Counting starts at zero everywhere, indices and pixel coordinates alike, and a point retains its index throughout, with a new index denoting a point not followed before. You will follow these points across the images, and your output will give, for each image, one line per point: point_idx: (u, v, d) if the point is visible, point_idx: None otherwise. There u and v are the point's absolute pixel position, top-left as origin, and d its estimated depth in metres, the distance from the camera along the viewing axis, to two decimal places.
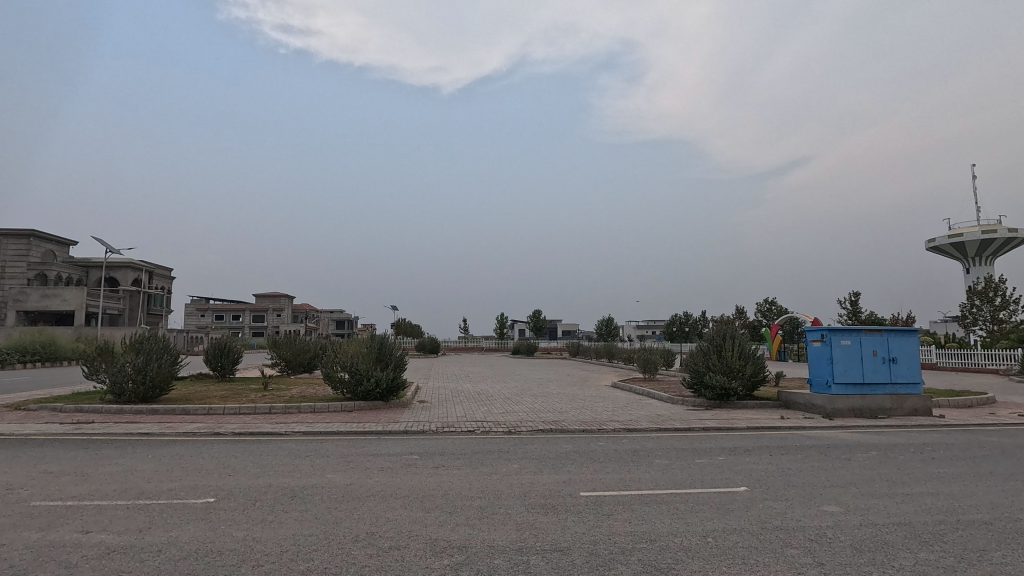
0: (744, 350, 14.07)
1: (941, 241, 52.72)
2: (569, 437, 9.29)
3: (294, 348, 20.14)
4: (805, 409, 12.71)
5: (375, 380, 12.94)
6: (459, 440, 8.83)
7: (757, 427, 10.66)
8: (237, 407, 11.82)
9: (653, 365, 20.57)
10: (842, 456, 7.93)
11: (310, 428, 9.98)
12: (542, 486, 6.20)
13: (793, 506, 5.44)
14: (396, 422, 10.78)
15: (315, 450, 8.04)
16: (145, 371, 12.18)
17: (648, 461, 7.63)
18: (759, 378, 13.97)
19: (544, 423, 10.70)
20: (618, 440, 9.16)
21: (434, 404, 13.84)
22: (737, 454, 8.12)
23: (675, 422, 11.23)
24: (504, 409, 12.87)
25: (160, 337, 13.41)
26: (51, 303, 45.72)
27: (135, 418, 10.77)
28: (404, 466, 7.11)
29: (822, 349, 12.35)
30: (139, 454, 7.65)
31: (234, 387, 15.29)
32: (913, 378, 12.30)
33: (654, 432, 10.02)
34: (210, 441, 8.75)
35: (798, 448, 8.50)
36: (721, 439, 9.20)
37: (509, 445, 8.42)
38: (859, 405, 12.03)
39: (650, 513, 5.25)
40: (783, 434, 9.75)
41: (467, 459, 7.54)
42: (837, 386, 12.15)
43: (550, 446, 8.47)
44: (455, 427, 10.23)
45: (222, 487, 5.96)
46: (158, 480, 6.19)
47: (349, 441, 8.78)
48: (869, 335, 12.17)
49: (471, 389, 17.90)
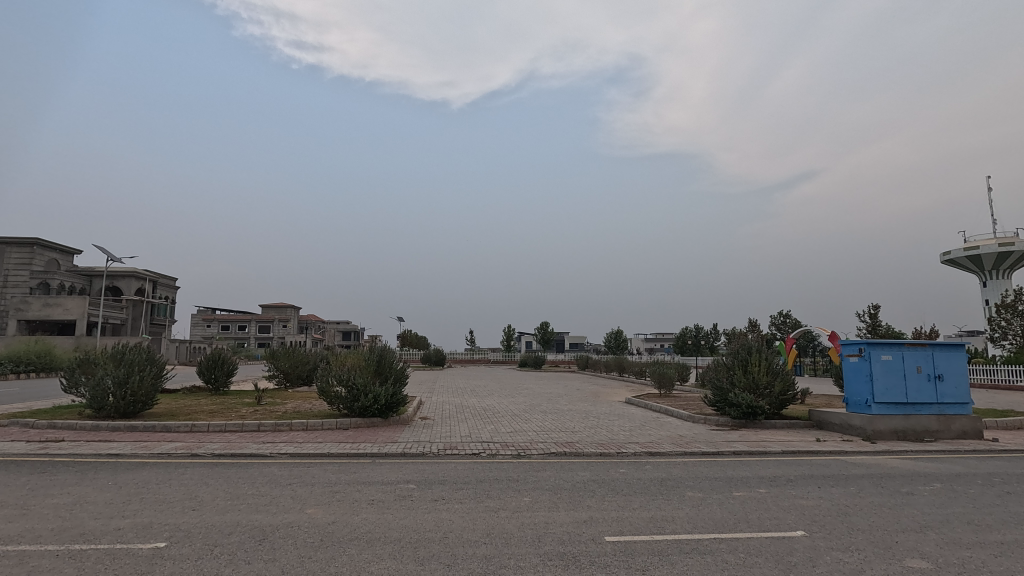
0: (771, 365, 12.97)
1: (957, 254, 51.41)
2: (586, 462, 8.28)
3: (291, 360, 19.27)
4: (841, 431, 11.61)
5: (373, 396, 11.97)
6: (463, 466, 7.84)
7: (793, 451, 9.62)
8: (223, 423, 10.92)
9: (668, 380, 19.49)
10: (904, 489, 6.87)
11: (299, 449, 9.05)
12: (559, 528, 5.21)
13: (872, 562, 4.42)
14: (394, 443, 9.81)
15: (300, 478, 7.09)
16: (127, 385, 11.30)
17: (679, 492, 6.64)
18: (788, 397, 12.89)
19: (556, 444, 9.71)
20: (639, 466, 8.16)
21: (437, 422, 12.89)
22: (780, 485, 7.09)
23: (700, 444, 10.19)
24: (512, 428, 11.89)
25: (144, 348, 12.57)
26: (54, 313, 45.35)
27: (110, 436, 9.88)
28: (397, 498, 6.14)
29: (860, 364, 11.32)
30: (101, 480, 6.75)
31: (226, 401, 14.39)
32: (960, 397, 11.23)
33: (680, 457, 9.03)
34: (184, 465, 7.83)
35: (847, 479, 7.47)
36: (757, 466, 8.17)
37: (518, 473, 7.43)
38: (902, 427, 10.94)
39: (693, 568, 4.26)
40: (826, 461, 8.69)
41: (471, 490, 6.58)
42: (877, 406, 11.07)
43: (565, 474, 7.47)
44: (459, 448, 9.27)
45: (180, 527, 5.02)
46: (107, 517, 5.26)
47: (339, 466, 7.82)
48: (911, 349, 11.18)
49: (476, 404, 16.92)
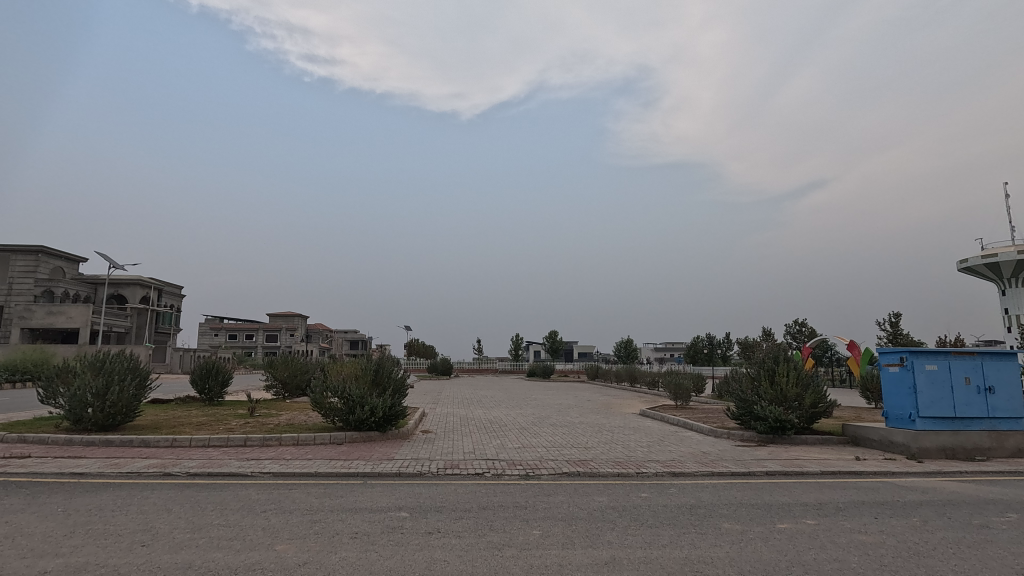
0: (801, 376, 11.99)
1: (975, 261, 50.05)
2: (603, 485, 7.36)
3: (290, 369, 18.52)
4: (882, 448, 10.60)
5: (370, 408, 11.07)
6: (464, 490, 6.94)
7: (833, 471, 8.63)
8: (207, 437, 10.09)
9: (685, 391, 18.45)
10: (976, 521, 5.88)
11: (285, 468, 8.19)
12: (576, 573, 4.30)
13: None
14: (389, 460, 8.92)
15: (278, 504, 6.23)
16: (106, 396, 10.53)
17: (713, 524, 5.70)
18: (820, 410, 11.86)
19: (569, 463, 8.77)
20: (663, 490, 7.22)
21: (439, 436, 12.00)
22: (829, 515, 6.12)
23: (728, 464, 9.22)
24: (520, 443, 10.97)
25: (129, 356, 11.81)
26: (57, 321, 45.08)
27: (82, 451, 9.06)
28: (385, 531, 5.26)
29: (901, 374, 10.35)
30: (48, 506, 5.89)
31: (217, 412, 13.62)
32: (1014, 412, 10.18)
33: (707, 478, 8.10)
34: (152, 486, 6.98)
35: (905, 507, 6.50)
36: (797, 491, 7.20)
37: (526, 498, 6.53)
38: (951, 445, 9.90)
39: None
40: (874, 484, 7.69)
41: (472, 519, 5.69)
42: (923, 421, 10.05)
43: (579, 499, 6.55)
44: (460, 467, 8.37)
45: (119, 571, 4.16)
46: (37, 557, 4.41)
47: (325, 489, 6.95)
48: (958, 359, 10.22)
49: (482, 416, 16.01)
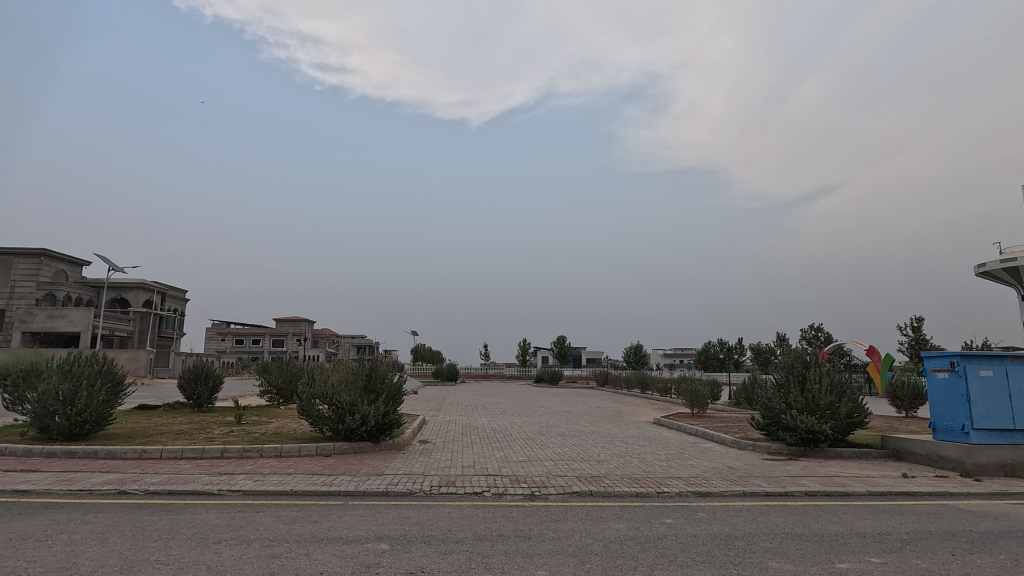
0: (835, 383, 10.86)
1: (994, 266, 48.39)
2: (620, 509, 6.37)
3: (285, 374, 17.65)
4: (929, 463, 9.53)
5: (360, 417, 10.10)
6: (459, 515, 5.94)
7: (881, 491, 7.56)
8: (180, 448, 9.17)
9: (702, 399, 17.36)
10: None
11: (259, 485, 7.26)
12: None
13: None
14: (378, 476, 7.96)
15: (237, 532, 5.27)
16: (74, 403, 9.65)
17: (757, 563, 4.67)
18: (856, 420, 10.73)
19: (580, 481, 7.76)
20: (691, 515, 6.21)
21: (437, 447, 11.04)
22: (896, 550, 5.06)
23: (760, 481, 8.19)
24: (525, 456, 9.97)
25: (103, 359, 10.95)
26: (58, 325, 44.85)
27: (39, 464, 8.16)
28: (356, 571, 4.29)
29: (952, 381, 9.23)
30: None
31: (202, 419, 12.75)
32: None
33: (739, 500, 7.09)
34: (98, 507, 6.04)
35: (983, 539, 5.42)
36: (848, 517, 6.14)
37: (531, 526, 5.54)
38: (1010, 460, 8.80)
39: None
40: (936, 509, 6.61)
41: (462, 554, 4.70)
42: (977, 434, 8.95)
43: (593, 528, 5.53)
44: (456, 485, 7.38)
45: None
46: None
47: (297, 512, 6.00)
48: (1016, 363, 9.10)
49: (486, 425, 15.02)
